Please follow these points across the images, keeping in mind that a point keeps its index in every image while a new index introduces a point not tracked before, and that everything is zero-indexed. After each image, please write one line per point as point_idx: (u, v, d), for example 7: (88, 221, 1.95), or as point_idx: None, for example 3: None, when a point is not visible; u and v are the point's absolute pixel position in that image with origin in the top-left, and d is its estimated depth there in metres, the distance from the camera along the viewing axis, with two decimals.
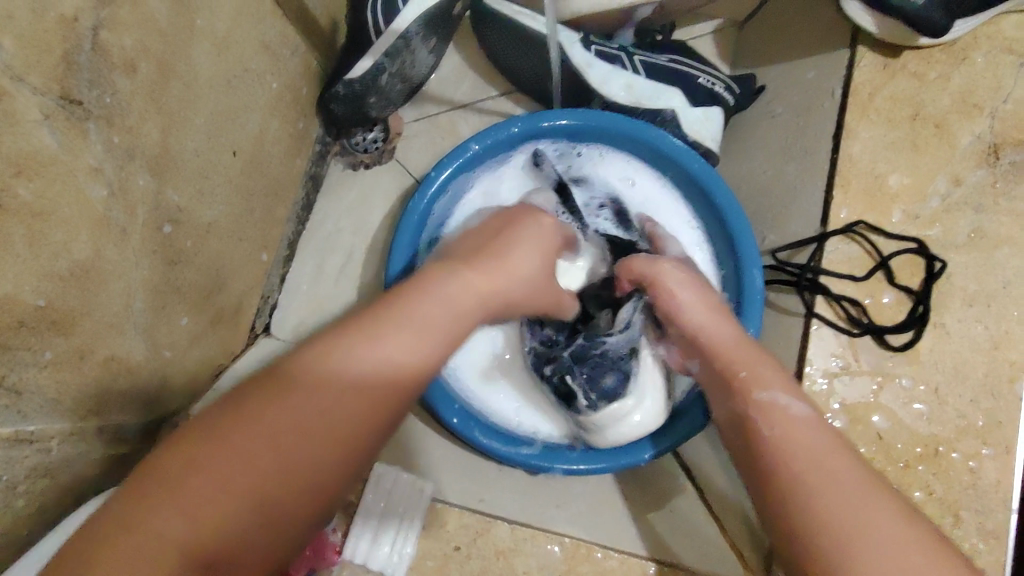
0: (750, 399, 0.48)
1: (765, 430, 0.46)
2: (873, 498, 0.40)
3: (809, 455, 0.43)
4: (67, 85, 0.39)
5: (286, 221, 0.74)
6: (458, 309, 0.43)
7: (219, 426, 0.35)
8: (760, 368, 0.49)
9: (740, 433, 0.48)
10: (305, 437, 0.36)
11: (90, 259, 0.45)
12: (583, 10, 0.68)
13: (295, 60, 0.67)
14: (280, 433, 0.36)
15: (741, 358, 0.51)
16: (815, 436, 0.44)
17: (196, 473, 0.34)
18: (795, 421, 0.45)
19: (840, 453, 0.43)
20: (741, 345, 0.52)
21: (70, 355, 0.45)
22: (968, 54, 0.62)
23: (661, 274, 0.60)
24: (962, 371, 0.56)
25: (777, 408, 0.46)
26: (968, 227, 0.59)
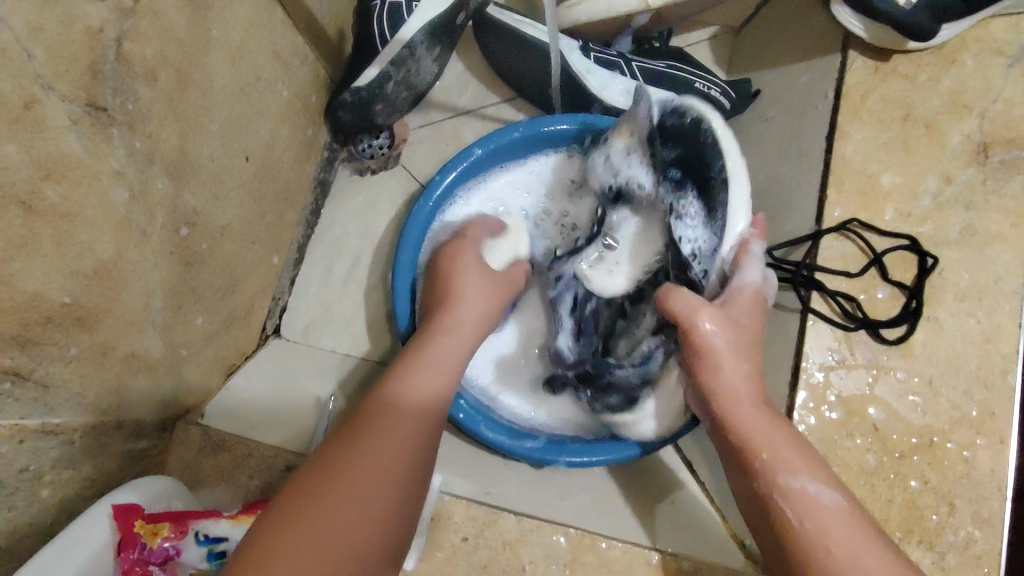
0: (776, 483, 0.48)
1: (798, 521, 0.46)
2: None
3: (840, 545, 0.44)
4: (93, 93, 0.42)
5: (296, 225, 0.76)
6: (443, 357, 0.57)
7: (316, 486, 0.43)
8: (783, 450, 0.49)
9: (761, 512, 0.48)
10: (371, 495, 0.44)
11: (112, 259, 0.47)
12: (583, 18, 0.71)
13: (305, 69, 0.69)
14: (373, 468, 0.45)
15: (761, 434, 0.50)
16: (834, 515, 0.45)
17: (323, 516, 0.42)
18: (823, 510, 0.46)
19: (868, 537, 0.44)
20: (772, 422, 0.51)
21: (93, 351, 0.47)
22: (957, 57, 0.64)
23: (695, 327, 0.56)
24: (955, 364, 0.57)
25: (809, 497, 0.46)
26: (960, 224, 0.60)
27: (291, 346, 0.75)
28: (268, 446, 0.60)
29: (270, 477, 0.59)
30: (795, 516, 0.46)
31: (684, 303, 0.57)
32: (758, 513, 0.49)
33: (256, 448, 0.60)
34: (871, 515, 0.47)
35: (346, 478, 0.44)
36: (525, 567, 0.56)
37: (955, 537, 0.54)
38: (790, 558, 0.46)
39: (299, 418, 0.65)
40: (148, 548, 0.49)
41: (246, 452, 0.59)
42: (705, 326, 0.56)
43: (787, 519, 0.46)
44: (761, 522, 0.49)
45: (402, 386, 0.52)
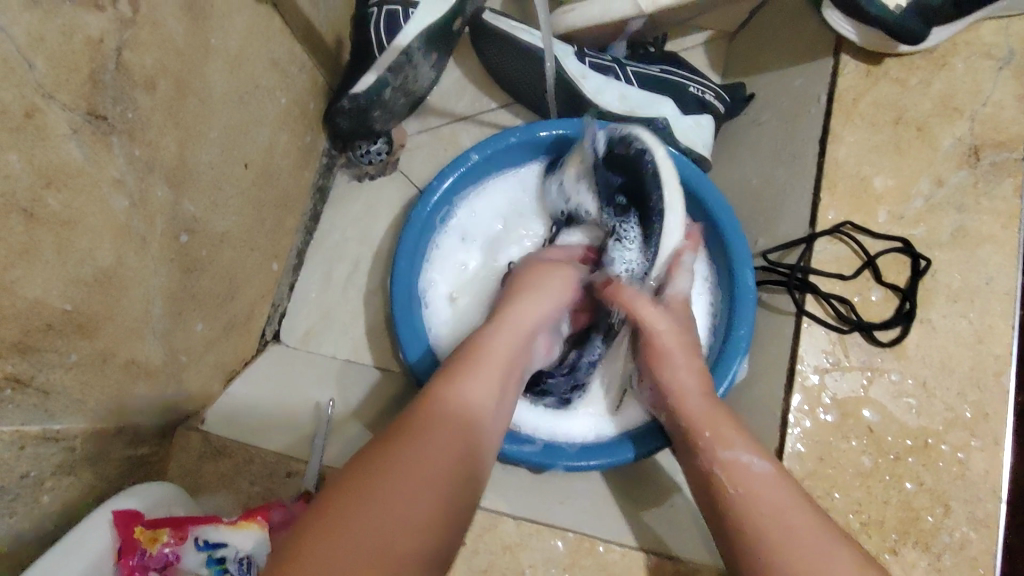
0: (715, 457, 0.51)
1: (731, 488, 0.48)
2: (834, 548, 0.43)
3: (768, 509, 0.46)
4: (94, 102, 0.42)
5: (295, 232, 0.77)
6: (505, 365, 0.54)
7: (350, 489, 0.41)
8: (721, 428, 0.52)
9: (705, 486, 0.51)
10: (408, 497, 0.41)
11: (112, 266, 0.47)
12: (578, 25, 0.72)
13: (303, 77, 0.70)
14: (415, 468, 0.43)
15: (702, 417, 0.54)
16: (774, 490, 0.47)
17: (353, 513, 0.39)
18: (758, 479, 0.48)
19: (795, 502, 0.46)
20: (708, 403, 0.55)
21: (93, 358, 0.47)
22: (947, 60, 0.65)
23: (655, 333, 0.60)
24: (948, 365, 0.58)
25: (741, 465, 0.49)
26: (952, 226, 0.61)
27: (291, 352, 0.75)
28: (269, 452, 0.60)
29: (271, 482, 0.58)
30: (729, 484, 0.49)
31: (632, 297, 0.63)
32: (704, 490, 0.51)
33: (257, 453, 0.59)
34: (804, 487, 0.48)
35: (382, 488, 0.41)
36: (524, 571, 0.56)
37: (950, 538, 0.54)
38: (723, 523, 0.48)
39: (298, 422, 0.65)
40: (148, 554, 0.49)
41: (247, 457, 0.59)
42: (659, 328, 0.61)
43: (724, 491, 0.49)
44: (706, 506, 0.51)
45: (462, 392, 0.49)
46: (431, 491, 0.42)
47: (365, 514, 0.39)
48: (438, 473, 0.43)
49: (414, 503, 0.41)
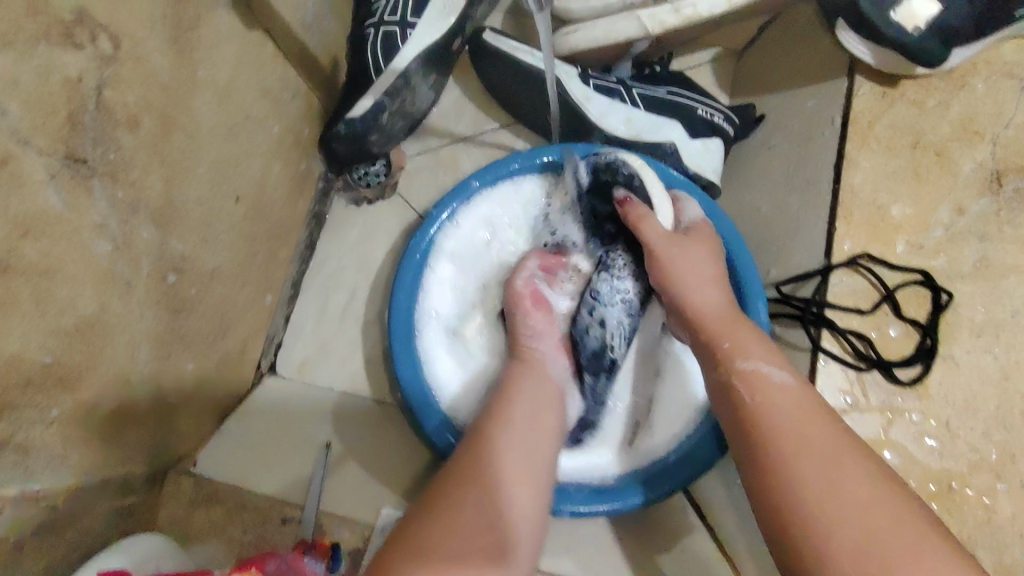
0: (733, 367, 0.53)
1: (749, 400, 0.51)
2: (847, 458, 0.45)
3: (790, 414, 0.49)
4: (73, 145, 0.40)
5: (290, 261, 0.74)
6: (538, 393, 0.58)
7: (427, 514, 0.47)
8: (740, 337, 0.54)
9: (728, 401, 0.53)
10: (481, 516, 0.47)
11: (95, 314, 0.45)
12: (581, 47, 0.69)
13: (297, 102, 0.68)
14: (483, 490, 0.48)
15: (720, 330, 0.56)
16: (791, 405, 0.49)
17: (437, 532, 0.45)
18: (777, 389, 0.50)
19: (820, 414, 0.48)
20: (727, 320, 0.56)
21: (75, 411, 0.45)
22: (966, 81, 0.62)
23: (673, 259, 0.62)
24: (972, 404, 0.55)
25: (760, 375, 0.52)
26: (974, 256, 0.58)
27: (287, 386, 0.73)
28: (263, 497, 0.58)
29: (265, 530, 0.57)
30: (747, 395, 0.51)
31: (644, 232, 0.64)
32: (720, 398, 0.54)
33: (251, 499, 0.58)
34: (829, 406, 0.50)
35: (453, 508, 0.47)
36: None
37: None
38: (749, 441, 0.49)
39: (293, 463, 0.63)
40: None
41: (241, 504, 0.58)
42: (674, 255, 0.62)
43: (741, 398, 0.51)
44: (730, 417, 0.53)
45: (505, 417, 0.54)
46: (497, 498, 0.48)
47: (447, 533, 0.45)
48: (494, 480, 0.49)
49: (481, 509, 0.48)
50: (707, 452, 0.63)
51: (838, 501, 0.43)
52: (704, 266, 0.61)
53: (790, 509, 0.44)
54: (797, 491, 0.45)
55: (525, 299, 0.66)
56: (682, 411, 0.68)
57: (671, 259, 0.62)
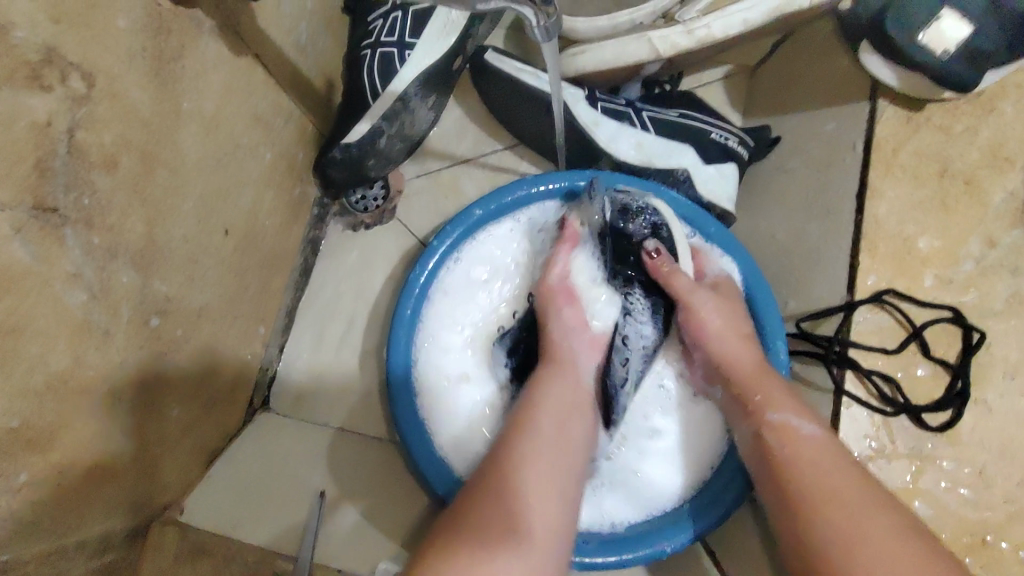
0: (763, 419, 0.53)
1: (778, 448, 0.50)
2: (878, 516, 0.43)
3: (815, 470, 0.47)
4: (42, 193, 0.37)
5: (284, 290, 0.71)
6: (570, 401, 0.55)
7: (453, 524, 0.44)
8: (772, 391, 0.54)
9: (761, 454, 0.52)
10: (504, 525, 0.44)
11: (69, 369, 0.42)
12: (588, 68, 0.66)
13: (290, 127, 0.65)
14: (512, 497, 0.45)
15: (753, 383, 0.56)
16: (812, 444, 0.48)
17: (459, 541, 0.43)
18: (806, 441, 0.49)
19: (848, 469, 0.46)
20: (757, 371, 0.57)
21: (48, 474, 0.41)
22: (996, 105, 0.59)
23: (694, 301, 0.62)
24: (1007, 451, 0.52)
25: (789, 427, 0.50)
26: (1006, 291, 0.55)
27: (281, 422, 0.70)
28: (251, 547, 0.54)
29: None
30: (779, 443, 0.50)
31: (676, 288, 0.64)
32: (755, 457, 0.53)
33: (236, 552, 0.53)
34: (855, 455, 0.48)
35: (480, 519, 0.44)
36: None
37: None
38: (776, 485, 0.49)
39: (284, 510, 0.59)
40: None
41: (226, 557, 0.52)
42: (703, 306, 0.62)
43: (772, 446, 0.51)
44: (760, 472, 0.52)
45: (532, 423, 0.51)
46: (524, 499, 0.45)
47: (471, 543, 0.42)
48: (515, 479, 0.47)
49: (499, 509, 0.45)
50: (724, 500, 0.61)
51: (867, 535, 0.42)
52: (731, 317, 0.61)
53: (813, 543, 0.44)
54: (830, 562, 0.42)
55: (557, 292, 0.65)
56: (697, 453, 0.66)
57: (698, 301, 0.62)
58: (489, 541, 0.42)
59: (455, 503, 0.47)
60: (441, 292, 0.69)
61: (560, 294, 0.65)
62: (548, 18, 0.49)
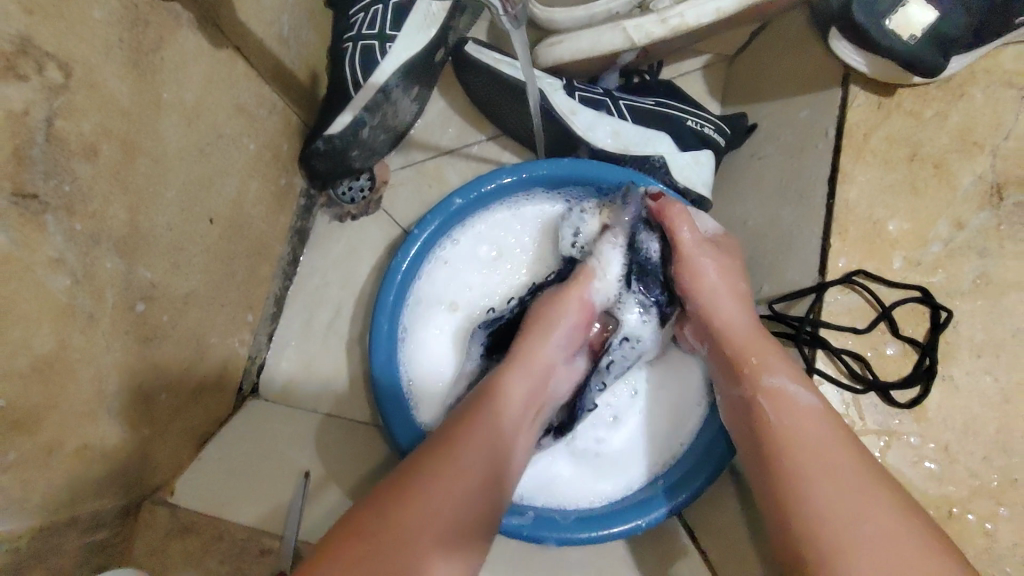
0: (760, 384, 0.53)
1: (775, 417, 0.51)
2: (871, 503, 0.44)
3: (813, 447, 0.47)
4: (21, 179, 0.38)
5: (272, 279, 0.73)
6: (527, 400, 0.55)
7: (413, 480, 0.44)
8: (770, 356, 0.54)
9: (751, 414, 0.53)
10: (457, 499, 0.44)
11: (55, 351, 0.43)
12: (565, 58, 0.68)
13: (273, 118, 0.66)
14: (469, 478, 0.46)
15: (753, 347, 0.56)
16: (817, 426, 0.48)
17: (420, 503, 0.43)
18: (801, 410, 0.50)
19: (843, 447, 0.47)
20: (758, 334, 0.57)
21: (36, 452, 0.43)
22: (965, 90, 0.59)
23: (693, 258, 0.63)
24: (973, 428, 0.53)
25: (785, 394, 0.51)
26: (973, 272, 0.56)
27: (269, 407, 0.72)
28: (241, 527, 0.55)
29: (242, 561, 0.53)
30: (773, 412, 0.51)
31: (681, 240, 0.63)
32: (743, 412, 0.55)
33: (226, 529, 0.55)
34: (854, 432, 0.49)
35: (439, 487, 0.44)
36: None
37: None
38: (767, 452, 0.50)
39: (271, 490, 0.60)
40: None
41: (216, 534, 0.54)
42: (704, 265, 0.62)
43: (767, 414, 0.51)
44: (746, 435, 0.54)
45: (496, 416, 0.51)
46: (474, 478, 0.46)
47: (430, 505, 0.43)
48: (473, 468, 0.46)
49: (455, 500, 0.44)
50: (699, 477, 0.62)
51: (859, 528, 0.43)
52: (729, 291, 0.61)
53: (794, 508, 0.46)
54: (816, 536, 0.44)
55: (572, 306, 0.62)
56: (669, 433, 0.69)
57: (705, 276, 0.62)
58: (445, 515, 0.43)
59: (413, 459, 0.47)
60: (438, 262, 0.73)
61: (563, 294, 0.63)
62: (515, 6, 0.52)
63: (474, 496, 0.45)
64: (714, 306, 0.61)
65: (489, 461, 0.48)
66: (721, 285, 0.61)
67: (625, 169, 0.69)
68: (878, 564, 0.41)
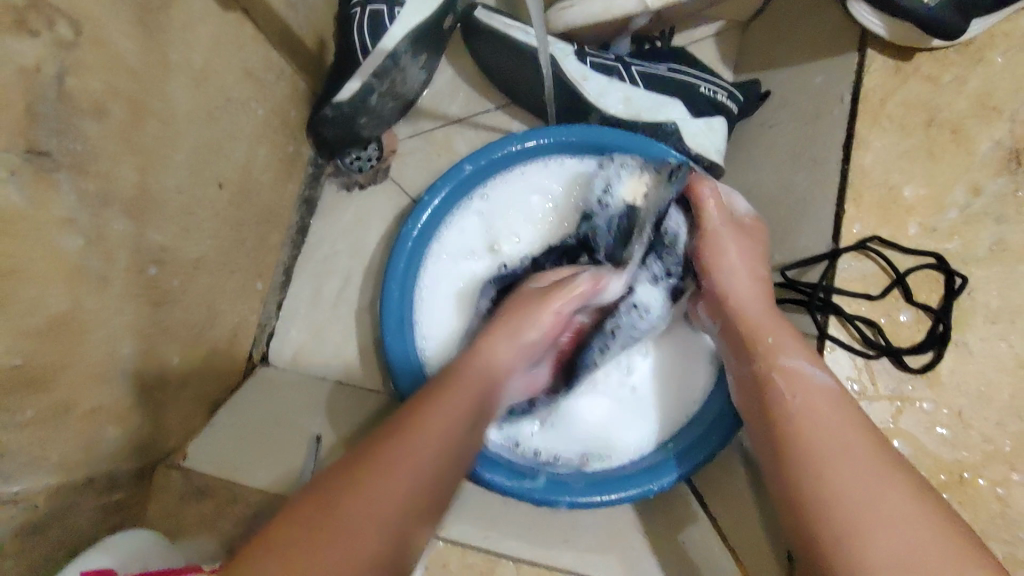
0: (774, 364, 0.53)
1: (788, 397, 0.50)
2: (890, 484, 0.43)
3: (828, 429, 0.47)
4: (32, 137, 0.38)
5: (281, 247, 0.73)
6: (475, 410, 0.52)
7: (345, 478, 0.41)
8: (784, 336, 0.54)
9: (764, 399, 0.53)
10: (387, 502, 0.41)
11: (68, 311, 0.43)
12: (576, 23, 0.68)
13: (281, 84, 0.66)
14: (408, 480, 0.43)
15: (764, 325, 0.56)
16: (834, 410, 0.48)
17: (350, 499, 0.40)
18: (817, 390, 0.50)
19: (859, 431, 0.46)
20: (769, 314, 0.56)
21: (52, 411, 0.43)
22: (985, 55, 0.58)
23: (715, 232, 0.62)
24: (986, 393, 0.53)
25: (801, 374, 0.51)
26: (990, 239, 0.55)
27: (280, 374, 0.72)
28: (252, 492, 0.55)
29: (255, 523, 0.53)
30: (789, 392, 0.50)
31: (705, 210, 0.63)
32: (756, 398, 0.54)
33: (240, 492, 0.55)
34: (867, 416, 0.49)
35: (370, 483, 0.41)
36: None
37: None
38: (780, 433, 0.50)
39: (281, 454, 0.59)
40: None
41: (231, 497, 0.54)
42: (726, 241, 0.61)
43: (781, 396, 0.51)
44: (760, 418, 0.53)
45: (441, 423, 0.48)
46: (407, 482, 0.43)
47: (363, 499, 0.40)
48: (408, 476, 0.43)
49: (389, 500, 0.41)
50: (703, 449, 0.63)
51: (871, 512, 0.42)
52: (747, 282, 0.59)
53: (803, 489, 0.46)
54: (835, 522, 0.43)
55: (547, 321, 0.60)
56: (670, 418, 0.69)
57: (725, 255, 0.61)
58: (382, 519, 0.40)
59: (349, 458, 0.44)
60: (471, 208, 0.72)
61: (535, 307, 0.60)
62: None
63: (406, 497, 0.42)
64: (729, 285, 0.60)
65: (425, 465, 0.45)
66: (738, 266, 0.60)
67: (642, 137, 0.68)
68: (892, 544, 0.40)
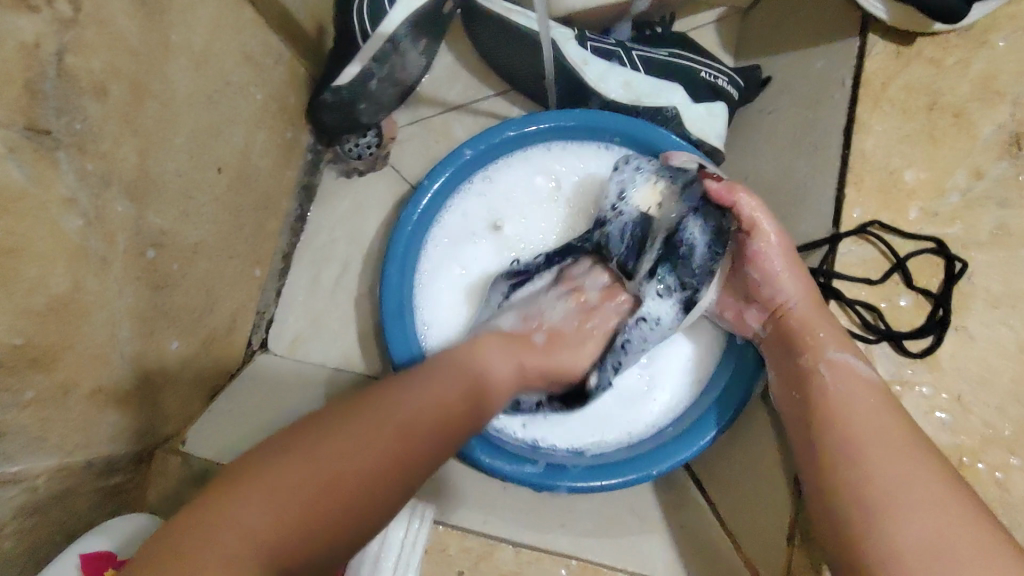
0: (820, 357, 0.52)
1: (829, 386, 0.51)
2: (924, 470, 0.44)
3: (866, 416, 0.48)
4: (33, 115, 0.38)
5: (279, 233, 0.73)
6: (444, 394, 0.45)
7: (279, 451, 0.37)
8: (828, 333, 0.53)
9: (800, 386, 0.54)
10: (311, 482, 0.35)
11: (70, 293, 0.43)
12: (577, 6, 0.69)
13: (280, 69, 0.66)
14: (343, 453, 0.37)
15: (807, 322, 0.55)
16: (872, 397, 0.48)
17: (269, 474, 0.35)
18: (862, 380, 0.50)
19: (899, 421, 0.47)
20: (817, 311, 0.55)
21: (52, 392, 0.43)
22: (988, 38, 0.58)
23: (759, 233, 0.57)
24: (986, 378, 0.53)
25: (849, 368, 0.51)
26: (992, 223, 0.55)
27: (279, 361, 0.72)
28: None
29: None
30: (831, 381, 0.51)
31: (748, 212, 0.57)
32: (796, 389, 0.54)
33: None
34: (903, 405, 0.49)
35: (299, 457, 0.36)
36: None
37: None
38: (815, 417, 0.51)
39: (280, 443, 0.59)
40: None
41: None
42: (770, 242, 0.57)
43: (822, 385, 0.51)
44: (797, 407, 0.53)
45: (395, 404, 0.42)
46: (340, 460, 0.37)
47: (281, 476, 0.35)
48: (345, 453, 0.37)
49: (317, 475, 0.36)
50: (702, 432, 0.62)
51: (904, 498, 0.43)
52: (798, 288, 0.56)
53: (834, 472, 0.47)
54: (864, 506, 0.44)
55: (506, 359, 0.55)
56: (670, 409, 0.69)
57: (771, 259, 0.57)
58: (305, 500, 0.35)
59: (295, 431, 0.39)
60: (471, 194, 0.72)
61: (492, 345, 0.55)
62: None
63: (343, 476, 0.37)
64: (772, 285, 0.58)
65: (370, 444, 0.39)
66: (784, 270, 0.57)
67: (641, 121, 0.68)
68: (922, 529, 0.42)
